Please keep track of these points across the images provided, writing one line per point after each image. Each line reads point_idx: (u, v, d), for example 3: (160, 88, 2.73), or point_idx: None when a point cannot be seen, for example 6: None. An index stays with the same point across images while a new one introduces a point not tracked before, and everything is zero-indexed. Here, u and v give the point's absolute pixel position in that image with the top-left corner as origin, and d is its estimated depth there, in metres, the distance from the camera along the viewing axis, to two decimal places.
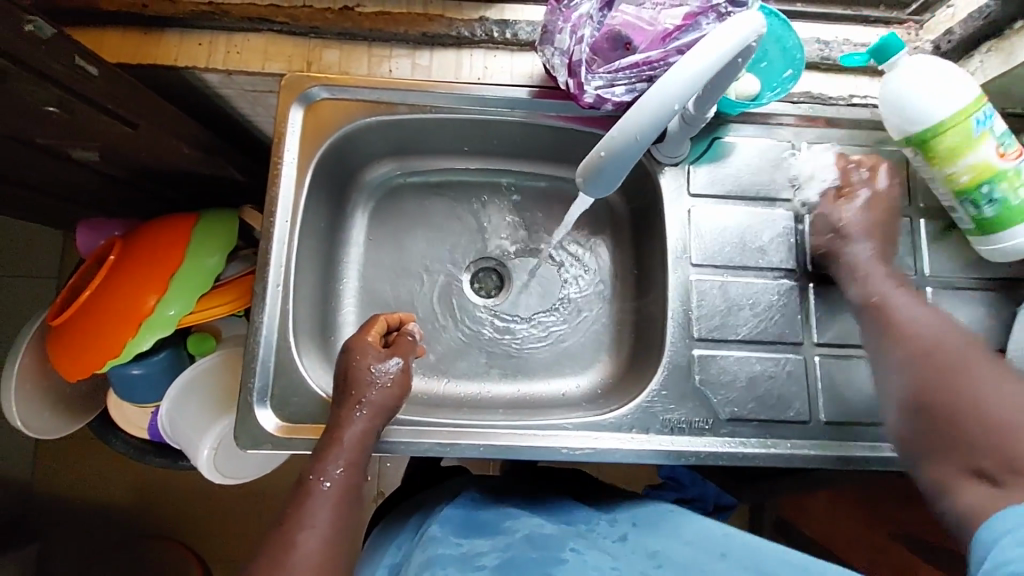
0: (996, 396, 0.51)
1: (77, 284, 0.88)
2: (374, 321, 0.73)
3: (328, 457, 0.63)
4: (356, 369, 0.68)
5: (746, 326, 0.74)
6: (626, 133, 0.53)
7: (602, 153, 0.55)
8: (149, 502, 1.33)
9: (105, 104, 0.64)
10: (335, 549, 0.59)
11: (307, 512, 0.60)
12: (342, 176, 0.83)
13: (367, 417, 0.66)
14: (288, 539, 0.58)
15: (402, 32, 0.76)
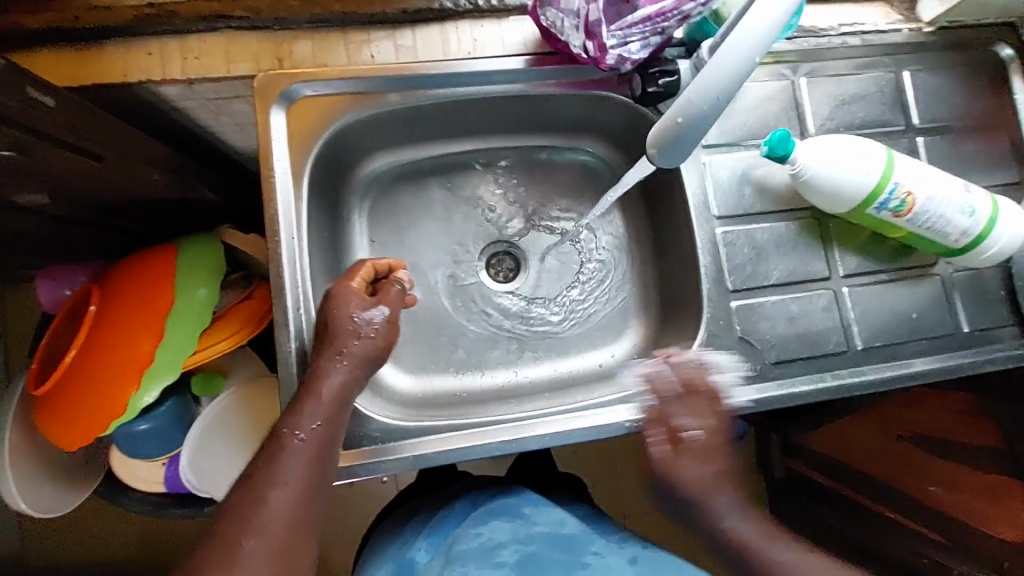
0: None
1: (52, 345, 0.79)
2: (359, 267, 0.69)
3: (304, 412, 0.60)
4: (337, 319, 0.64)
5: (777, 271, 0.74)
6: (704, 94, 0.53)
7: (677, 119, 0.56)
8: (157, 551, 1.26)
9: (66, 137, 0.56)
10: (309, 502, 0.57)
11: (279, 467, 0.56)
12: (336, 177, 0.77)
13: (349, 368, 0.63)
14: (259, 493, 0.55)
15: (379, 12, 0.69)
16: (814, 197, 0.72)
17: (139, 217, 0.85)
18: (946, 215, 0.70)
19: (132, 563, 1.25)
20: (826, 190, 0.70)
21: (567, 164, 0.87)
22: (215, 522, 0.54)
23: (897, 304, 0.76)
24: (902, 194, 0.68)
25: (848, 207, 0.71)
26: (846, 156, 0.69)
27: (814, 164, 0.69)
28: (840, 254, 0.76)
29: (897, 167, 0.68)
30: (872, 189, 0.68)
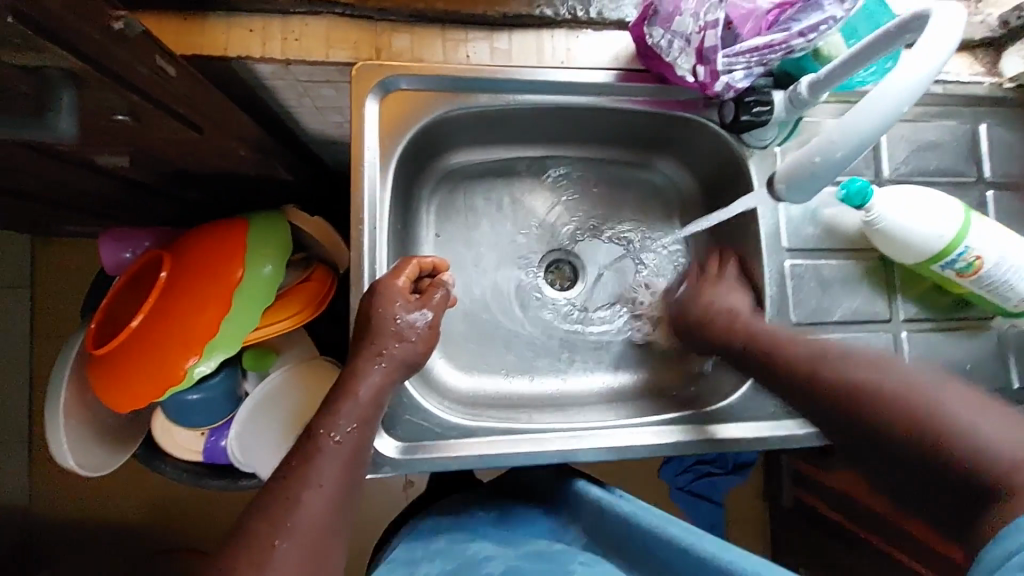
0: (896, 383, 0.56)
1: (112, 306, 0.79)
2: (405, 263, 0.64)
3: (339, 413, 0.58)
4: (380, 318, 0.61)
5: (840, 308, 0.75)
6: (851, 135, 0.49)
7: (814, 159, 0.52)
8: (164, 518, 1.26)
9: (175, 107, 0.58)
10: (340, 508, 0.55)
11: (314, 468, 0.54)
12: (414, 170, 0.78)
13: (386, 370, 0.61)
14: (293, 497, 0.53)
15: (480, 13, 0.69)
16: (879, 244, 0.74)
17: (207, 188, 0.85)
18: (1014, 281, 0.70)
19: (139, 526, 1.26)
20: (896, 241, 0.71)
21: (635, 180, 0.88)
22: (243, 523, 0.52)
23: (954, 354, 0.76)
24: (971, 257, 0.69)
25: (913, 260, 0.72)
26: (921, 214, 0.68)
27: (884, 218, 0.69)
28: (902, 298, 0.76)
29: (972, 229, 0.68)
30: (943, 248, 0.69)
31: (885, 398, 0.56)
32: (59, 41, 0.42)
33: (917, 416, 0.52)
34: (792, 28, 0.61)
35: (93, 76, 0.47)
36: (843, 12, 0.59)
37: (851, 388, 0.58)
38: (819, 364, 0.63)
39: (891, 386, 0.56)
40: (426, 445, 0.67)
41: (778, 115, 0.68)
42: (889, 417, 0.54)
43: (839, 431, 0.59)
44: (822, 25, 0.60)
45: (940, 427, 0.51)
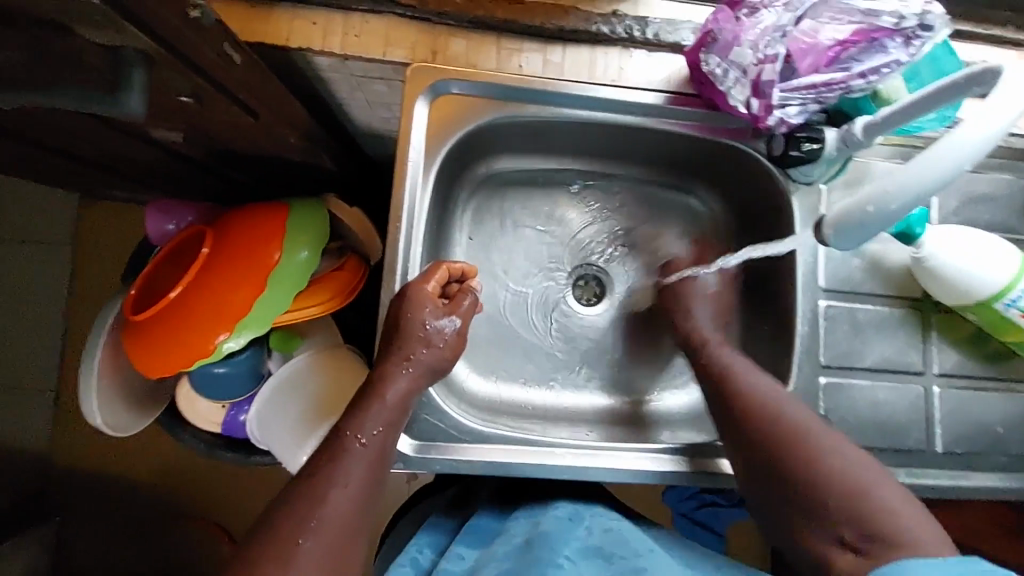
0: (845, 453, 0.58)
1: (153, 274, 0.82)
2: (434, 268, 0.66)
3: (366, 416, 0.59)
4: (410, 324, 0.63)
5: (871, 355, 0.73)
6: (906, 190, 0.48)
7: (869, 209, 0.52)
8: (176, 482, 1.30)
9: (237, 94, 0.60)
10: (363, 510, 0.55)
11: (340, 468, 0.55)
12: (455, 173, 0.79)
13: (412, 376, 0.63)
14: (318, 494, 0.53)
15: (537, 25, 0.70)
16: (932, 285, 0.71)
17: (253, 170, 0.88)
18: None
19: (151, 486, 1.30)
20: (952, 278, 0.69)
21: (674, 204, 0.87)
22: (268, 521, 0.52)
23: (987, 415, 0.74)
24: None
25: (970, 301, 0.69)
26: (975, 254, 0.67)
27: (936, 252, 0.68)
28: (936, 351, 0.74)
29: None
30: (1002, 284, 0.66)
31: (823, 466, 0.58)
32: (137, 23, 0.44)
33: (850, 491, 0.55)
34: (853, 68, 0.61)
35: (164, 58, 0.49)
36: (907, 57, 0.59)
37: (802, 443, 0.59)
38: (777, 412, 0.63)
39: (830, 457, 0.58)
40: (440, 445, 0.68)
41: (828, 154, 0.66)
42: (831, 484, 0.56)
43: (763, 480, 0.62)
44: (884, 68, 0.60)
45: (859, 506, 0.54)
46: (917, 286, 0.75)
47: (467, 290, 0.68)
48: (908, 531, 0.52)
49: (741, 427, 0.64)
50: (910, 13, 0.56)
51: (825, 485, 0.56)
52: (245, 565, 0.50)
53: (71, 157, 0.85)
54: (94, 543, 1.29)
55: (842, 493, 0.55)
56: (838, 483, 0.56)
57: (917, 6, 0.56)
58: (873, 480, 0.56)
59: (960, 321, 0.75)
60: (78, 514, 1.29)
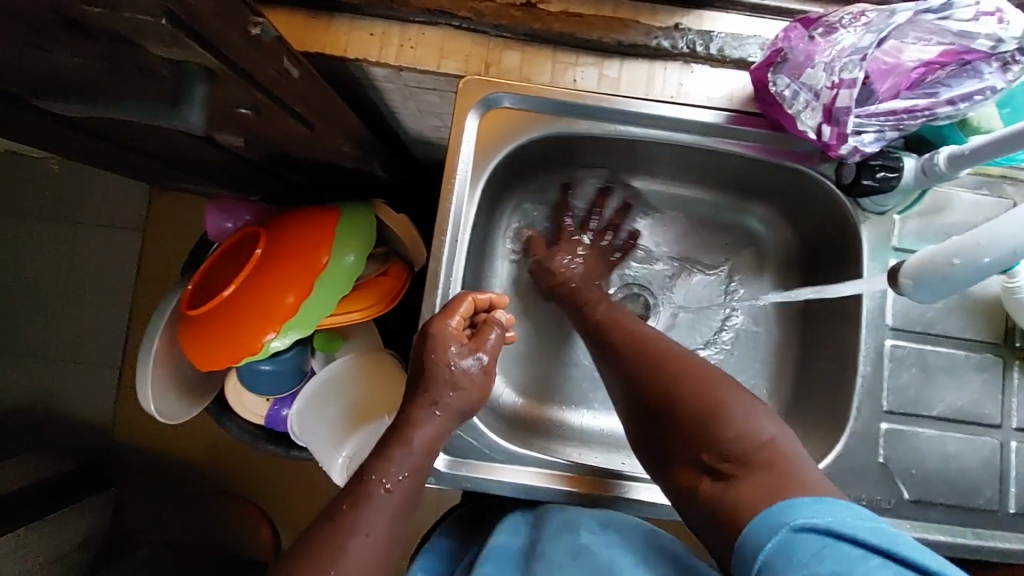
0: (717, 397, 0.59)
1: (207, 272, 0.85)
2: (461, 300, 0.64)
3: (393, 461, 0.58)
4: (434, 365, 0.60)
5: (941, 403, 0.67)
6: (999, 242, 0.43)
7: (952, 261, 0.46)
8: (222, 463, 1.37)
9: (294, 106, 0.61)
10: (386, 554, 0.56)
11: (362, 516, 0.55)
12: (503, 185, 0.78)
13: (441, 420, 0.60)
14: (341, 544, 0.54)
15: (595, 38, 0.68)
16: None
17: (308, 175, 0.90)
18: None
19: (199, 466, 1.37)
20: None
21: (729, 224, 0.83)
22: (295, 563, 0.54)
23: None
24: None
25: None
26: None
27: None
28: (1017, 402, 0.68)
29: None
30: None
31: (691, 408, 0.60)
32: (202, 41, 0.45)
33: (712, 426, 0.58)
34: (940, 94, 0.56)
35: (226, 73, 0.50)
36: (1005, 83, 0.54)
37: (667, 371, 0.62)
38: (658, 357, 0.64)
39: (699, 400, 0.59)
40: (473, 464, 0.68)
41: (904, 185, 0.62)
42: (695, 408, 0.59)
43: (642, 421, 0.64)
44: (977, 95, 0.54)
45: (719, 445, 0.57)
46: (999, 331, 0.68)
47: (495, 322, 0.65)
48: (763, 441, 0.56)
49: (615, 364, 0.67)
50: (1010, 37, 0.51)
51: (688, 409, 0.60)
52: None
53: (143, 153, 0.90)
54: (144, 513, 1.38)
55: (703, 415, 0.59)
56: (699, 407, 0.59)
57: (1018, 29, 0.50)
58: (731, 396, 0.59)
59: None
60: (132, 485, 1.38)
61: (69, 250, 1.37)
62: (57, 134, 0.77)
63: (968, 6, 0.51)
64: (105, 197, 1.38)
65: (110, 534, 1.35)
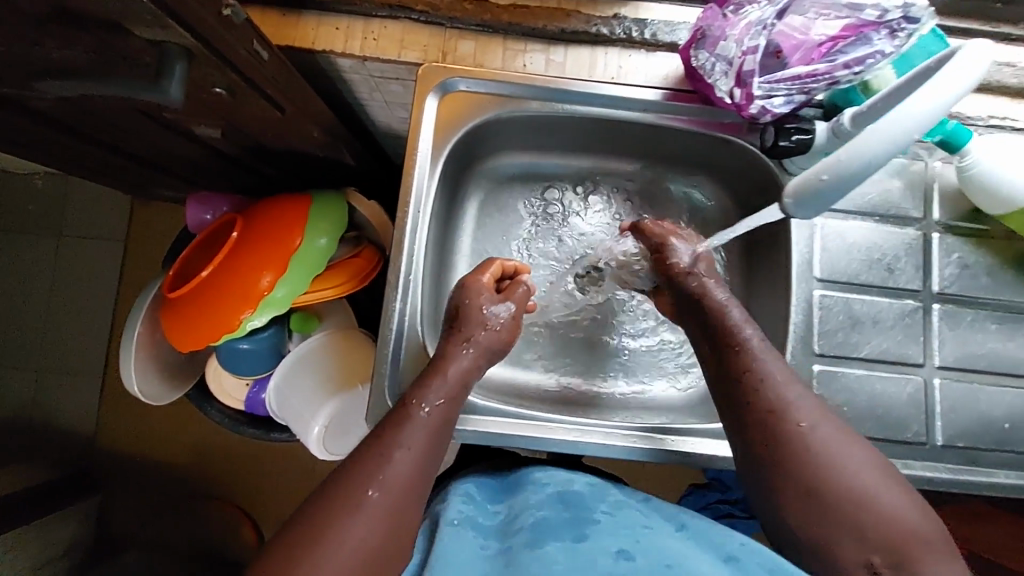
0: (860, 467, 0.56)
1: (187, 258, 0.90)
2: (490, 263, 0.75)
3: (430, 386, 0.63)
4: (468, 308, 0.70)
5: (867, 345, 0.73)
6: (859, 156, 0.47)
7: (822, 177, 0.49)
8: (207, 463, 1.38)
9: (266, 89, 0.67)
10: (424, 472, 0.58)
11: (404, 432, 0.59)
12: (465, 163, 0.84)
13: (473, 355, 0.67)
14: (385, 452, 0.57)
15: (540, 27, 0.75)
16: (976, 194, 0.73)
17: (283, 167, 0.96)
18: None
19: (183, 467, 1.39)
20: (996, 179, 0.70)
21: (676, 196, 0.89)
22: (337, 476, 0.56)
23: (991, 410, 0.73)
24: None
25: (1004, 207, 0.71)
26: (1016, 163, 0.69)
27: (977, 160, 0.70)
28: (937, 343, 0.74)
29: None
30: None
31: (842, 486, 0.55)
32: (181, 22, 0.51)
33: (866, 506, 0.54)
34: (838, 60, 0.63)
35: (203, 53, 0.56)
36: (893, 48, 0.61)
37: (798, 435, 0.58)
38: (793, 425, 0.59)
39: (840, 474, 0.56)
40: None
41: (818, 145, 0.68)
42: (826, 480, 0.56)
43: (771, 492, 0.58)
44: (869, 59, 0.62)
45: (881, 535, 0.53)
46: (917, 279, 0.75)
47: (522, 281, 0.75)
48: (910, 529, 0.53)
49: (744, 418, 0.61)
50: (892, 5, 0.60)
51: (809, 473, 0.56)
52: (320, 499, 0.54)
53: (124, 154, 0.95)
54: (129, 519, 1.39)
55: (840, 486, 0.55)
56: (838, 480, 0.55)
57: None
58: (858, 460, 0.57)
59: (962, 312, 0.75)
60: (116, 491, 1.38)
61: (54, 260, 1.41)
62: (43, 134, 0.82)
63: None
64: (86, 207, 1.42)
65: (95, 541, 1.36)
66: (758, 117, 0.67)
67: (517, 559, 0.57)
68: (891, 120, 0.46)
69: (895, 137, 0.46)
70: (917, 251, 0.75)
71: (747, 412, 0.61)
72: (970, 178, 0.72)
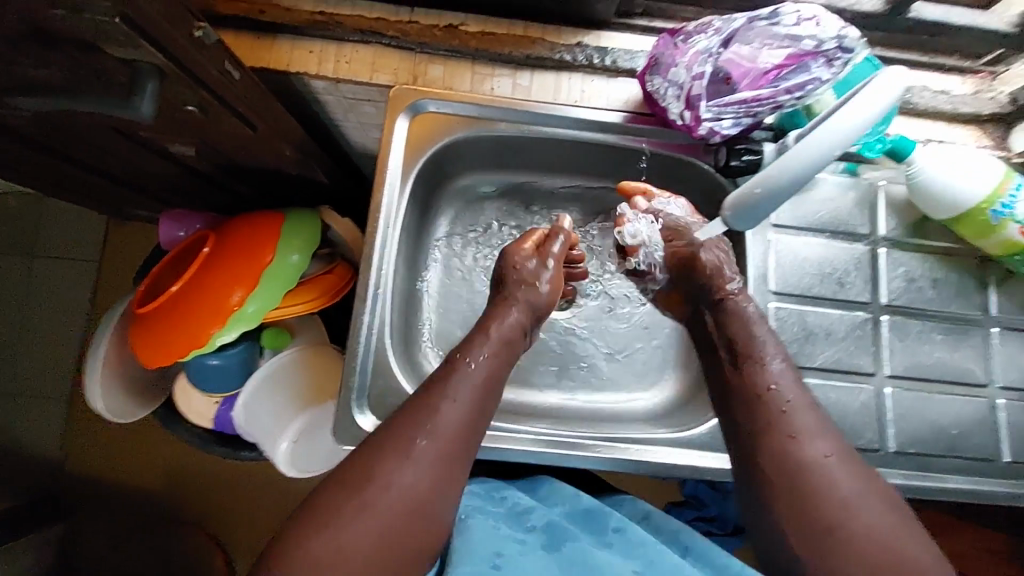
0: (875, 513, 0.55)
1: (159, 273, 0.90)
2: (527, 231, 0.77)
3: (474, 343, 0.64)
4: (507, 269, 0.72)
5: (821, 355, 0.76)
6: (785, 171, 0.55)
7: (756, 190, 0.57)
8: (176, 487, 1.35)
9: (238, 108, 0.69)
10: (472, 426, 0.59)
11: (450, 385, 0.60)
12: (435, 181, 0.87)
13: (518, 314, 0.69)
14: (433, 403, 0.58)
15: (506, 53, 0.79)
16: (924, 200, 0.77)
17: (258, 185, 0.97)
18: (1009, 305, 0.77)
19: (151, 491, 1.35)
20: (941, 184, 0.74)
21: None
22: (388, 423, 0.58)
23: (939, 417, 0.76)
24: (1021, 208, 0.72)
25: (949, 213, 0.76)
26: (957, 171, 0.73)
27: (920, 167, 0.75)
28: (887, 353, 0.77)
29: (1007, 191, 0.71)
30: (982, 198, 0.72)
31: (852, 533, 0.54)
32: (153, 43, 0.53)
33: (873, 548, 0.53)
34: (781, 85, 0.67)
35: (174, 72, 0.58)
36: (830, 75, 0.66)
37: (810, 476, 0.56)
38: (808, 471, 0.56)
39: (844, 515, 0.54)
40: None
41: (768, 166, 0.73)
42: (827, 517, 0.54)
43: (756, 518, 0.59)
44: (808, 85, 0.67)
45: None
46: (867, 292, 0.79)
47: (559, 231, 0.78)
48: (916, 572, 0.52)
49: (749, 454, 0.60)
50: (827, 37, 0.65)
51: (820, 510, 0.55)
52: (372, 444, 0.56)
53: (100, 174, 0.96)
54: (93, 547, 1.34)
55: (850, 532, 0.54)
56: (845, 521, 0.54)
57: (833, 32, 0.65)
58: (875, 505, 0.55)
59: (909, 322, 0.78)
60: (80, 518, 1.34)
61: (23, 281, 1.39)
62: (16, 153, 0.83)
63: (791, 14, 0.66)
64: (58, 227, 1.41)
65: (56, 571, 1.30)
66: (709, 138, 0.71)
67: (535, 557, 0.62)
68: (814, 139, 0.54)
69: (817, 152, 0.54)
70: (866, 265, 0.79)
71: (756, 435, 0.60)
72: (920, 186, 0.76)
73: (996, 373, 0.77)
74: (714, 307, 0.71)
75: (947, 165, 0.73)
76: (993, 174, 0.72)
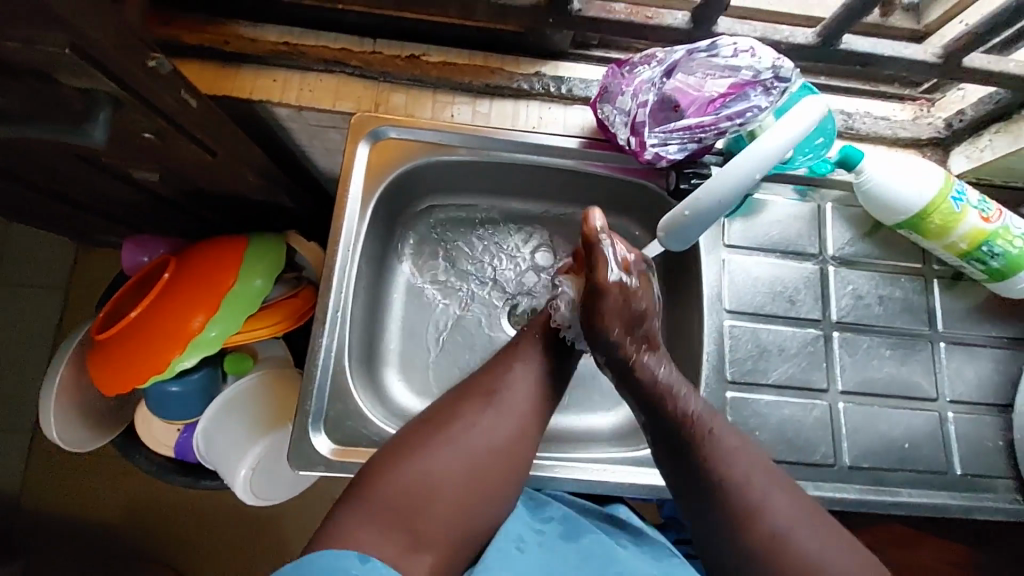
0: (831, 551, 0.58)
1: (120, 299, 0.90)
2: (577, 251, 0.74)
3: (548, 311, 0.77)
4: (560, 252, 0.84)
5: (776, 372, 0.78)
6: (709, 194, 0.59)
7: (684, 212, 0.60)
8: (139, 520, 1.31)
9: (197, 134, 0.70)
10: (545, 380, 0.72)
11: (524, 347, 0.73)
12: (397, 205, 0.88)
13: None
14: (511, 362, 0.71)
15: (467, 82, 0.81)
16: (881, 205, 0.78)
17: (224, 210, 0.98)
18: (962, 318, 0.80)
19: (112, 524, 1.30)
20: (894, 185, 0.76)
21: None
22: (475, 374, 0.71)
23: (891, 432, 0.77)
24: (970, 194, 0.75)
25: (909, 213, 0.77)
26: (905, 174, 0.75)
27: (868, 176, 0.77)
28: (838, 370, 0.79)
29: (953, 183, 0.75)
30: (937, 192, 0.74)
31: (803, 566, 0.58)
32: (107, 72, 0.54)
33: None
34: (722, 113, 0.70)
35: (129, 100, 0.59)
36: (768, 103, 0.69)
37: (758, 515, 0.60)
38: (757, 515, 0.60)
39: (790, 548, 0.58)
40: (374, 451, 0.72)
41: None
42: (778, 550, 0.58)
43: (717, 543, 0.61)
44: (747, 112, 0.69)
45: None
46: (817, 309, 0.81)
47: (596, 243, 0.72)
48: None
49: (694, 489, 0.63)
50: (763, 67, 0.68)
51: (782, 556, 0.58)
52: (460, 389, 0.70)
53: (65, 200, 0.96)
54: None
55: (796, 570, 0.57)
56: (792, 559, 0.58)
57: (768, 63, 0.68)
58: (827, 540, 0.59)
59: (859, 339, 0.81)
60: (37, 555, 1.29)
61: None
62: None
63: (728, 46, 0.69)
64: (26, 253, 1.39)
65: None
66: (659, 162, 0.74)
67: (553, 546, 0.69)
68: (734, 164, 0.58)
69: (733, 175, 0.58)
70: (815, 283, 0.82)
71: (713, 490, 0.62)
72: (873, 193, 0.78)
73: (944, 387, 0.80)
74: (625, 358, 0.68)
75: (894, 169, 0.76)
76: (935, 171, 0.75)
